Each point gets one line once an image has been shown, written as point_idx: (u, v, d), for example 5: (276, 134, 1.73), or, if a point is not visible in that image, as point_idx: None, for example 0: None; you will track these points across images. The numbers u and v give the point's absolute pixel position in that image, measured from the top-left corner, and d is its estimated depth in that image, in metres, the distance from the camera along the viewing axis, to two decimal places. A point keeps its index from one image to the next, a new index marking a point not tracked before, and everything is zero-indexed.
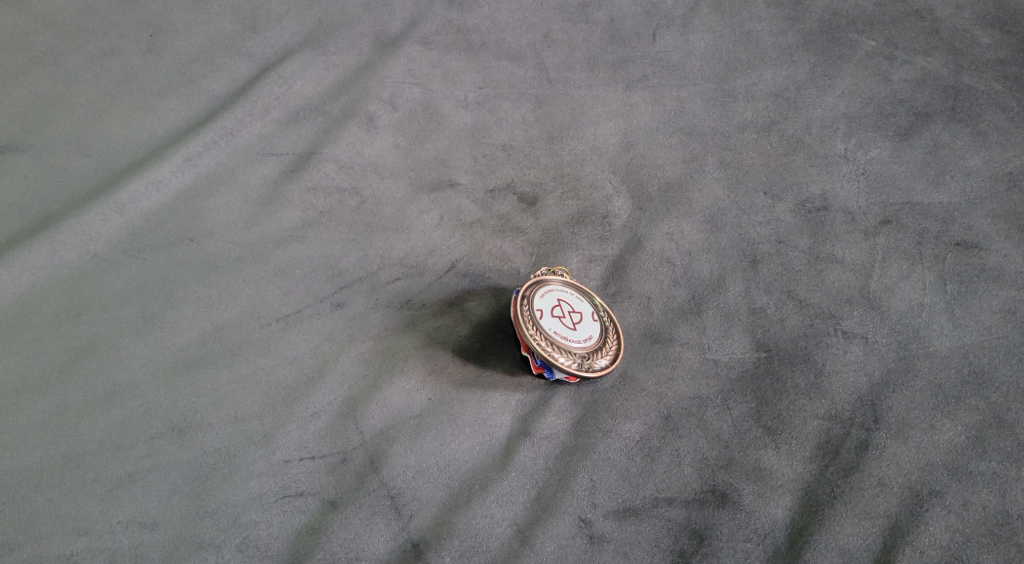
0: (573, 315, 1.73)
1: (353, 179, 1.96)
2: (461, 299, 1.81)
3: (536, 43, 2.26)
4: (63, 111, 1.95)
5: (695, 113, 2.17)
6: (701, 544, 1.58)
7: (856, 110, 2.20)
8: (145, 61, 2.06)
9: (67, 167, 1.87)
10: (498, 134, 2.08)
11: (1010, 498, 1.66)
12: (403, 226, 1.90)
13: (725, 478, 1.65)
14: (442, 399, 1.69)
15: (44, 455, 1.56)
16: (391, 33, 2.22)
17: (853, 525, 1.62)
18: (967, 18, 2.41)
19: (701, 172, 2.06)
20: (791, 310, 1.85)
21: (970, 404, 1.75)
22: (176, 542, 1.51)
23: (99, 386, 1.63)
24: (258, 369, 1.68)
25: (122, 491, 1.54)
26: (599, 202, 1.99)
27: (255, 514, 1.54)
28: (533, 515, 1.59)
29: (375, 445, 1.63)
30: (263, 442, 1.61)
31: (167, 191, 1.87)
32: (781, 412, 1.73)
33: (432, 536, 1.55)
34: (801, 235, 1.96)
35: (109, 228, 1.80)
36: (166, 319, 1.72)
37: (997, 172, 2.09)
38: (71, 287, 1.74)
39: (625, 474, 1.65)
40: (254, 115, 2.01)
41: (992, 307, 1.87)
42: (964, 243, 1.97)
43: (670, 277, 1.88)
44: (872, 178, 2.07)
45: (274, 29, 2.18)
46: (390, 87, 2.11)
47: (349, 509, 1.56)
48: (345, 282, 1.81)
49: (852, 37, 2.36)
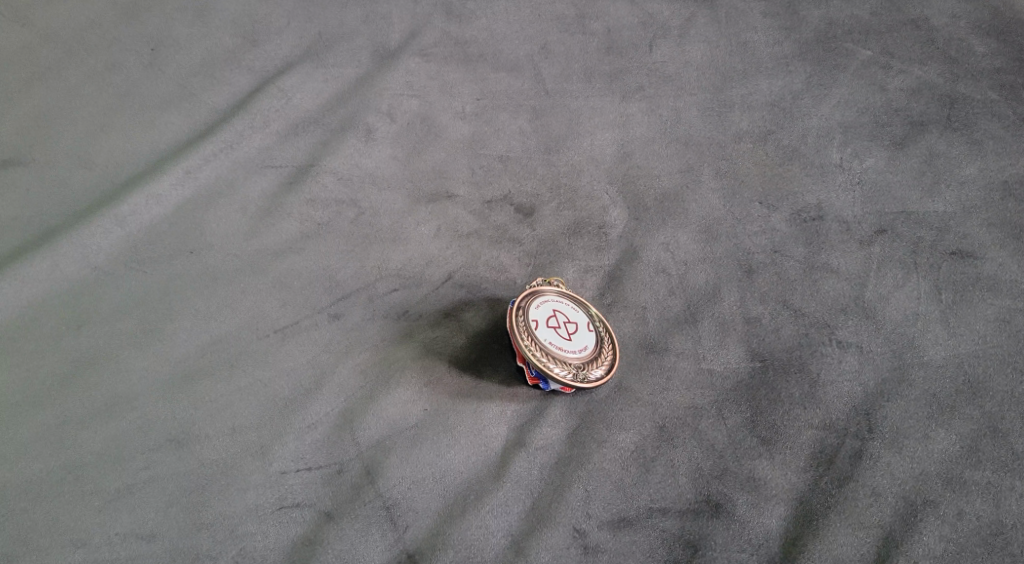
0: (567, 326, 1.75)
1: (351, 191, 1.97)
2: (458, 310, 1.82)
3: (533, 55, 2.28)
4: (66, 124, 1.97)
5: (692, 123, 2.18)
6: (695, 554, 1.59)
7: (851, 119, 2.21)
8: (146, 74, 2.08)
9: (69, 180, 1.89)
10: (496, 145, 2.09)
11: (1005, 507, 1.66)
12: (401, 237, 1.92)
13: (720, 488, 1.66)
14: (438, 410, 1.71)
15: (44, 467, 1.58)
16: (390, 46, 2.24)
17: (847, 534, 1.62)
18: (963, 27, 2.42)
19: (697, 182, 2.07)
20: (786, 320, 1.86)
21: (964, 413, 1.75)
22: (173, 554, 1.52)
23: (99, 398, 1.65)
24: (256, 380, 1.70)
25: (120, 503, 1.56)
26: (596, 212, 2.01)
27: (251, 526, 1.56)
28: (528, 526, 1.60)
29: (372, 457, 1.64)
30: (260, 454, 1.62)
31: (167, 204, 1.89)
32: (777, 422, 1.73)
33: (427, 547, 1.56)
34: (797, 245, 1.97)
35: (110, 241, 1.82)
36: (166, 331, 1.74)
37: (992, 180, 2.10)
38: (71, 300, 1.76)
39: (620, 485, 1.65)
40: (253, 128, 2.03)
41: (986, 317, 1.88)
42: (960, 252, 1.97)
43: (666, 286, 1.89)
44: (867, 188, 2.07)
45: (274, 42, 2.20)
46: (389, 100, 2.13)
47: (344, 520, 1.57)
48: (342, 294, 1.82)
49: (849, 47, 2.37)
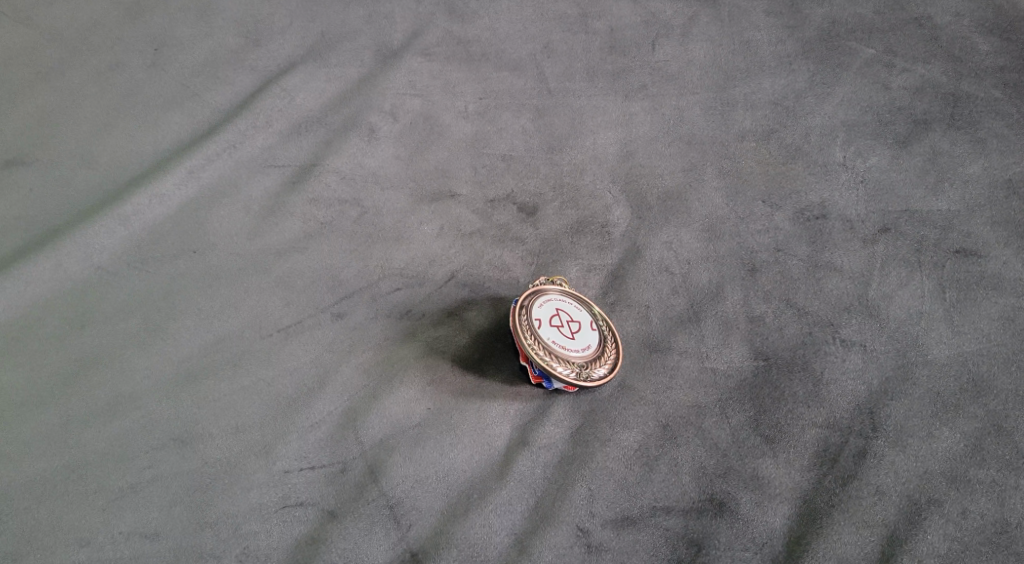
0: (570, 325, 1.74)
1: (354, 190, 1.98)
2: (461, 309, 1.82)
3: (536, 54, 2.27)
4: (69, 124, 1.97)
5: (695, 121, 2.18)
6: (699, 553, 1.59)
7: (855, 118, 2.20)
8: (149, 74, 2.08)
9: (73, 180, 1.89)
10: (498, 144, 2.09)
11: (1009, 506, 1.66)
12: (404, 237, 1.92)
13: (724, 486, 1.66)
14: (442, 409, 1.71)
15: (48, 466, 1.58)
16: (393, 46, 2.24)
17: (851, 533, 1.62)
18: (966, 26, 2.42)
19: (700, 181, 2.07)
20: (789, 319, 1.86)
21: (968, 411, 1.75)
22: (177, 553, 1.52)
23: (102, 397, 1.65)
24: (259, 380, 1.70)
25: (124, 502, 1.56)
26: (599, 211, 2.00)
27: (255, 524, 1.56)
28: (532, 525, 1.60)
29: (375, 456, 1.64)
30: (263, 453, 1.62)
31: (171, 204, 1.89)
32: (780, 420, 1.73)
33: (431, 545, 1.56)
34: (800, 243, 1.97)
35: (113, 240, 1.82)
36: (169, 331, 1.74)
37: (996, 179, 2.09)
38: (74, 299, 1.76)
39: (624, 484, 1.65)
40: (256, 128, 2.03)
41: (991, 315, 1.87)
42: (964, 251, 1.97)
43: (669, 285, 1.89)
44: (871, 186, 2.07)
45: (277, 42, 2.20)
46: (392, 99, 2.13)
47: (347, 519, 1.57)
48: (346, 293, 1.82)
49: (852, 46, 2.36)
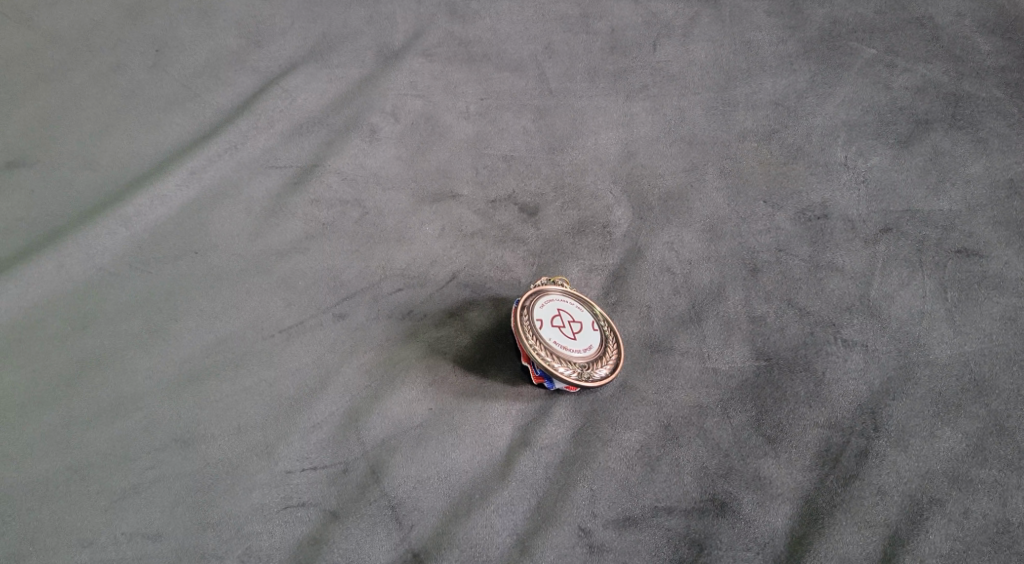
0: (572, 326, 1.74)
1: (356, 191, 1.98)
2: (462, 310, 1.82)
3: (537, 54, 2.28)
4: (71, 126, 1.97)
5: (696, 122, 2.18)
6: (701, 553, 1.59)
7: (856, 118, 2.20)
8: (150, 75, 2.09)
9: (75, 181, 1.90)
10: (500, 145, 2.09)
11: (1011, 506, 1.66)
12: (405, 237, 1.92)
13: (725, 487, 1.66)
14: (443, 410, 1.71)
15: (50, 467, 1.58)
16: (394, 46, 2.24)
17: (853, 533, 1.62)
18: (968, 26, 2.42)
19: (701, 182, 2.07)
20: (790, 319, 1.86)
21: (970, 411, 1.75)
22: (179, 554, 1.52)
23: (104, 398, 1.65)
24: (261, 380, 1.70)
25: (126, 503, 1.56)
26: (600, 211, 2.00)
27: (257, 525, 1.56)
28: (533, 525, 1.60)
29: (377, 456, 1.64)
30: (265, 454, 1.62)
31: (173, 205, 1.89)
32: (782, 420, 1.73)
33: (433, 546, 1.56)
34: (801, 244, 1.97)
35: (115, 241, 1.82)
36: (171, 331, 1.74)
37: (997, 179, 2.09)
38: (77, 300, 1.76)
39: (625, 484, 1.65)
40: (257, 129, 2.03)
41: (992, 315, 1.87)
42: (965, 250, 1.97)
43: (670, 286, 1.89)
44: (872, 186, 2.07)
45: (278, 43, 2.20)
46: (393, 100, 2.13)
47: (349, 520, 1.57)
48: (347, 294, 1.82)
49: (853, 46, 2.36)
